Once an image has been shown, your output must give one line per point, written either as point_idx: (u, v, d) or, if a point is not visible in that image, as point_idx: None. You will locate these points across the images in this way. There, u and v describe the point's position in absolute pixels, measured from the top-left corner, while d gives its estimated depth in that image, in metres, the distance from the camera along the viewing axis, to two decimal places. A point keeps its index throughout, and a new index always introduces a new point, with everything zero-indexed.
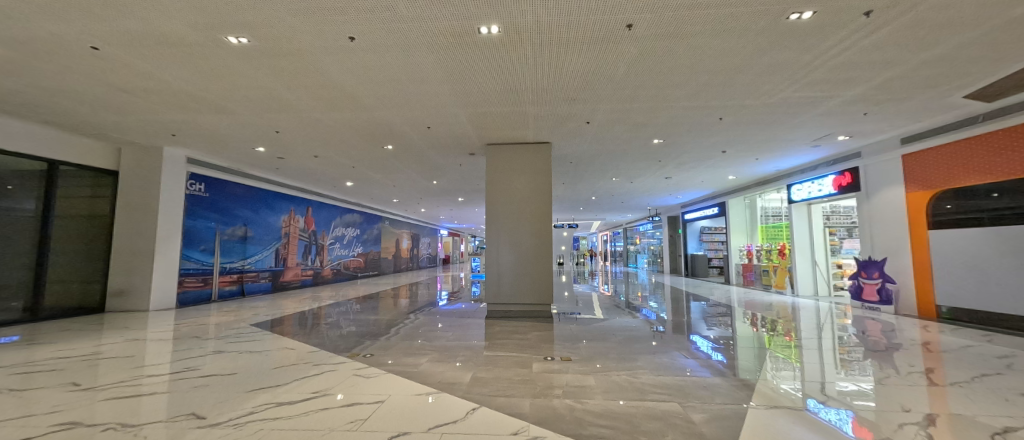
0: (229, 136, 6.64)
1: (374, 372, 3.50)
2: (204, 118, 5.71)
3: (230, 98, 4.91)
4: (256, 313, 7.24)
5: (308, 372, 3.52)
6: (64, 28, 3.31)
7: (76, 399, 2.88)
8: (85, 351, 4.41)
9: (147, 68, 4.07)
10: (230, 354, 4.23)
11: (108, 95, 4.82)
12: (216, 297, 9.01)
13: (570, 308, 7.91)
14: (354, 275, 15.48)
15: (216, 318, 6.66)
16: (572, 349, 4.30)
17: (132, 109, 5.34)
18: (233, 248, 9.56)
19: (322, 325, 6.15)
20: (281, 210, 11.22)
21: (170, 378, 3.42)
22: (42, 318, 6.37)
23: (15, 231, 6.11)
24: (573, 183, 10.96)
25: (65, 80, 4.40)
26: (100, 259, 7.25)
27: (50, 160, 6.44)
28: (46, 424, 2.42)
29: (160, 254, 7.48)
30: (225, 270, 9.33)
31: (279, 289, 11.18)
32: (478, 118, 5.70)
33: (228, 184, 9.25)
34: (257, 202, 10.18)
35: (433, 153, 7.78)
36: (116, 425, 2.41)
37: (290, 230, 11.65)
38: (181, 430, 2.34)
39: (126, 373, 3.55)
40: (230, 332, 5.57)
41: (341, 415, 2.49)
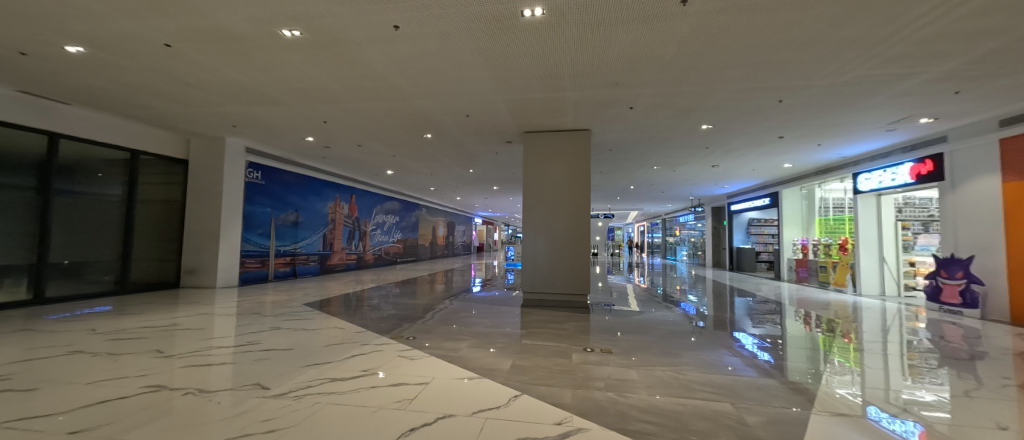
0: (282, 127, 7.02)
1: (417, 354, 3.63)
2: (258, 109, 6.06)
3: (281, 90, 5.16)
4: (306, 294, 7.74)
5: (356, 351, 3.72)
6: (140, 27, 3.60)
7: (159, 365, 3.22)
8: (163, 322, 4.90)
9: (210, 63, 4.35)
10: (284, 331, 4.54)
11: (176, 88, 5.22)
12: (272, 277, 9.73)
13: (605, 299, 7.77)
14: (393, 260, 16.12)
15: (272, 297, 7.20)
16: (611, 341, 4.22)
17: (197, 102, 5.77)
18: (287, 232, 10.22)
19: (365, 307, 6.48)
20: (328, 197, 11.81)
21: (235, 350, 3.73)
22: (129, 290, 7.19)
23: (105, 213, 6.90)
24: (611, 172, 10.66)
25: (142, 76, 4.81)
26: (175, 240, 8.02)
27: (131, 150, 7.18)
28: (137, 386, 2.73)
29: (224, 238, 8.14)
30: (279, 253, 10.02)
31: (327, 271, 11.90)
32: (517, 105, 5.63)
33: (281, 172, 9.85)
34: (306, 189, 10.78)
35: (471, 141, 7.82)
36: (194, 390, 2.68)
37: (336, 216, 12.26)
38: (247, 398, 2.54)
39: (198, 344, 3.92)
40: (284, 310, 5.99)
41: (389, 395, 2.59)
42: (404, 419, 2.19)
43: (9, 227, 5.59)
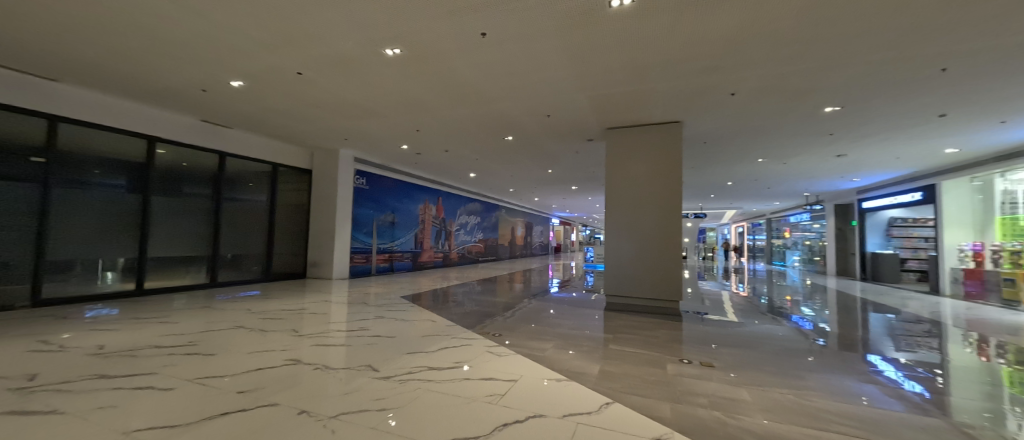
0: (383, 137, 7.84)
1: (505, 351, 3.73)
2: (364, 123, 6.86)
3: (383, 104, 5.76)
4: (402, 287, 8.51)
5: (448, 344, 3.95)
6: (280, 60, 4.33)
7: (294, 342, 3.84)
8: (294, 306, 5.83)
9: (330, 85, 5.06)
10: (386, 320, 5.05)
11: (303, 109, 6.19)
12: (374, 271, 10.91)
13: (698, 306, 7.10)
14: (476, 259, 16.90)
15: (375, 289, 8.08)
16: (711, 353, 3.81)
17: (318, 120, 6.75)
18: (386, 231, 11.36)
19: (452, 302, 6.89)
20: (419, 199, 12.85)
21: (349, 334, 4.27)
22: (271, 278, 8.75)
23: (254, 215, 8.49)
24: (705, 167, 9.71)
25: (280, 101, 5.80)
26: (302, 237, 9.50)
27: (272, 163, 8.72)
28: (280, 358, 3.29)
29: (338, 236, 9.38)
30: (380, 250, 11.18)
31: (418, 268, 12.95)
32: (600, 101, 5.46)
33: (381, 177, 11.01)
34: (401, 193, 11.87)
35: (551, 142, 7.80)
36: (321, 366, 3.12)
37: (426, 217, 13.27)
38: (361, 378, 2.87)
39: (320, 326, 4.58)
40: (384, 301, 6.67)
41: (480, 387, 2.70)
42: (497, 414, 2.24)
43: (192, 226, 7.34)
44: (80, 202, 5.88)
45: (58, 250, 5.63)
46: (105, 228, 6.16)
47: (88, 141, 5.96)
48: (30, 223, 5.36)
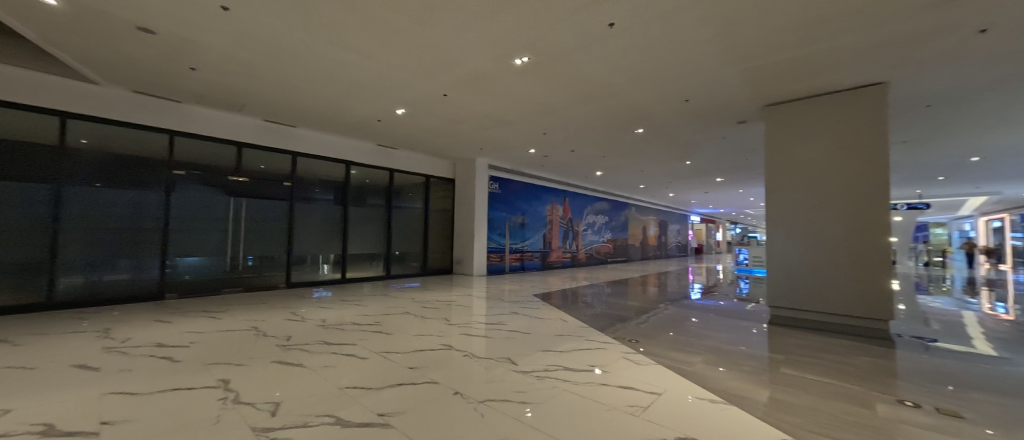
0: (513, 143, 8.32)
1: (644, 360, 3.46)
2: (496, 132, 7.40)
3: (513, 111, 6.09)
4: (533, 286, 8.86)
5: (583, 345, 3.89)
6: (429, 85, 5.02)
7: (446, 329, 4.38)
8: (444, 298, 6.67)
9: (468, 101, 5.62)
10: (520, 316, 5.30)
11: (447, 126, 7.04)
12: (507, 270, 11.65)
13: (917, 329, 5.27)
14: (604, 259, 16.40)
15: (509, 286, 8.62)
16: (952, 398, 2.74)
17: (458, 133, 7.59)
18: (517, 232, 12.00)
19: (582, 303, 6.80)
20: (546, 200, 13.17)
21: (489, 327, 4.64)
22: (427, 273, 10.27)
23: (413, 220, 10.10)
24: (924, 139, 7.17)
25: (429, 121, 6.74)
26: (449, 238, 10.86)
27: (424, 175, 10.23)
28: (436, 342, 3.79)
29: (477, 237, 10.38)
30: (512, 249, 11.87)
31: (547, 267, 13.26)
32: (755, 74, 4.59)
33: (511, 181, 11.70)
34: (529, 195, 12.39)
35: (689, 129, 6.96)
36: (468, 353, 3.45)
37: (553, 217, 13.51)
38: (502, 369, 3.05)
39: (465, 317, 5.11)
40: (518, 298, 7.04)
41: (620, 396, 2.56)
42: (641, 428, 2.07)
43: (373, 229, 9.22)
44: (309, 212, 8.07)
45: (299, 246, 7.86)
46: (324, 230, 8.31)
47: (313, 167, 8.14)
48: (283, 228, 7.66)
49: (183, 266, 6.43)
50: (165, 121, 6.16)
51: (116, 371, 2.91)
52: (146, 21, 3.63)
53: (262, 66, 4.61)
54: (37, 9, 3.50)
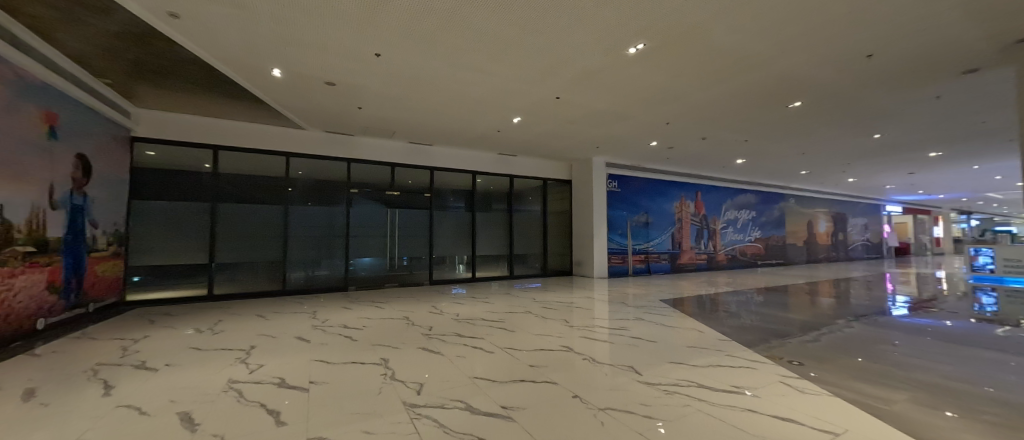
0: (632, 137, 7.84)
1: (810, 387, 2.80)
2: (613, 128, 7.10)
3: (629, 104, 5.77)
4: (661, 290, 8.14)
5: (723, 362, 3.38)
6: (542, 90, 5.16)
7: (567, 331, 4.39)
8: (565, 299, 6.69)
9: (581, 100, 5.56)
10: (646, 322, 4.93)
11: (562, 128, 7.10)
12: (631, 272, 10.96)
13: None
14: (751, 262, 14.01)
15: (633, 290, 8.11)
16: None
17: (573, 134, 7.57)
18: (640, 232, 11.21)
19: (724, 311, 5.93)
20: (673, 196, 11.96)
21: (611, 331, 4.45)
22: (547, 274, 10.52)
23: (533, 222, 10.47)
24: None
25: (544, 125, 6.91)
26: (568, 239, 10.88)
27: (542, 178, 10.51)
28: (556, 343, 3.82)
29: (596, 238, 10.12)
30: (635, 251, 11.12)
31: (678, 270, 11.97)
32: (982, 4, 3.30)
33: (632, 178, 11.04)
34: (653, 192, 11.45)
35: (871, 94, 5.41)
36: (588, 358, 3.39)
37: (683, 215, 12.17)
38: (625, 378, 2.88)
39: (586, 320, 5.03)
40: (644, 303, 6.57)
41: (775, 427, 2.13)
42: None
43: (498, 232, 9.90)
44: (445, 218, 9.17)
45: (438, 249, 9.01)
46: (457, 234, 9.31)
47: (447, 179, 9.23)
48: (425, 232, 8.89)
49: (358, 265, 8.10)
50: (343, 151, 7.88)
51: (317, 344, 3.84)
52: (328, 76, 4.71)
53: (405, 97, 5.47)
54: (268, 81, 4.92)
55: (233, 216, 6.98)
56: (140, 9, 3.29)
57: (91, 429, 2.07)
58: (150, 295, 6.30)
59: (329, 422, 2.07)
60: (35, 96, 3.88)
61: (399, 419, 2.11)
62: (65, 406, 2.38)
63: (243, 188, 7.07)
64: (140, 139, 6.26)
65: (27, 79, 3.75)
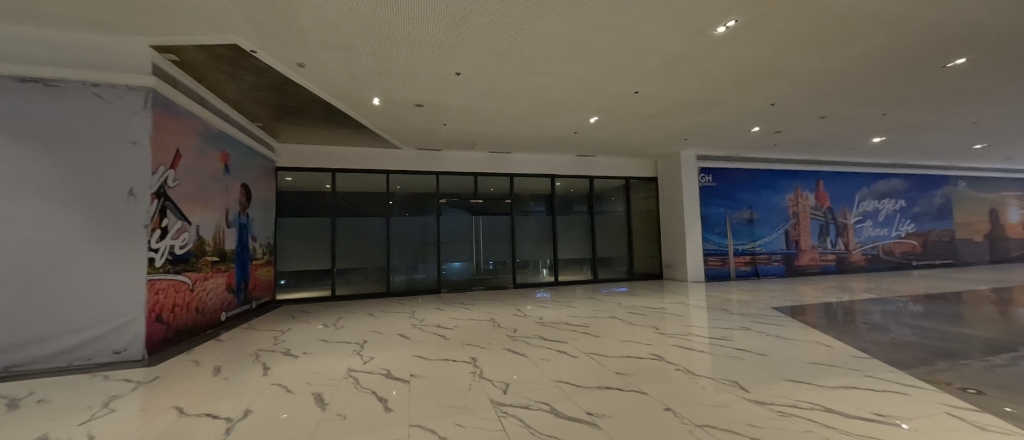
0: (727, 125, 7.05)
1: (996, 425, 2.17)
2: (704, 117, 6.48)
3: (723, 89, 5.20)
4: (773, 296, 7.09)
5: (861, 384, 2.81)
6: (621, 86, 4.96)
7: (659, 339, 4.10)
8: (656, 305, 6.26)
9: (665, 91, 5.20)
10: (755, 333, 4.35)
11: (644, 123, 6.71)
12: (734, 276, 9.70)
13: None
14: (899, 263, 11.40)
15: (738, 295, 7.22)
16: None
17: (657, 128, 7.10)
18: (743, 230, 9.87)
19: (861, 323, 4.91)
20: (785, 188, 10.31)
21: (711, 341, 4.03)
22: (634, 278, 10.00)
23: (617, 224, 10.07)
24: None
25: (625, 121, 6.62)
26: (656, 240, 10.22)
27: (625, 178, 10.07)
28: (646, 352, 3.61)
29: (689, 238, 9.29)
30: (739, 252, 9.82)
31: (796, 274, 10.19)
32: None
33: (731, 170, 9.87)
34: (758, 184, 10.04)
35: None
36: (684, 369, 3.13)
37: (799, 209, 10.40)
38: (728, 394, 2.59)
39: (681, 328, 4.63)
40: (752, 310, 5.81)
41: None
42: None
43: (580, 235, 9.76)
44: (526, 223, 9.36)
45: (521, 253, 9.23)
46: (539, 238, 9.43)
47: (526, 184, 9.42)
48: (508, 237, 9.19)
49: (449, 269, 8.73)
50: (432, 165, 8.61)
51: (416, 341, 4.24)
52: (418, 99, 5.22)
53: (484, 109, 5.77)
54: (371, 109, 5.63)
55: (348, 228, 8.10)
56: (278, 63, 4.09)
57: (255, 401, 2.61)
58: (291, 295, 7.65)
59: (427, 413, 2.28)
60: (215, 141, 5.07)
61: (487, 416, 2.22)
62: (237, 382, 3.03)
63: (354, 203, 8.18)
64: (281, 168, 7.69)
65: (210, 129, 4.92)
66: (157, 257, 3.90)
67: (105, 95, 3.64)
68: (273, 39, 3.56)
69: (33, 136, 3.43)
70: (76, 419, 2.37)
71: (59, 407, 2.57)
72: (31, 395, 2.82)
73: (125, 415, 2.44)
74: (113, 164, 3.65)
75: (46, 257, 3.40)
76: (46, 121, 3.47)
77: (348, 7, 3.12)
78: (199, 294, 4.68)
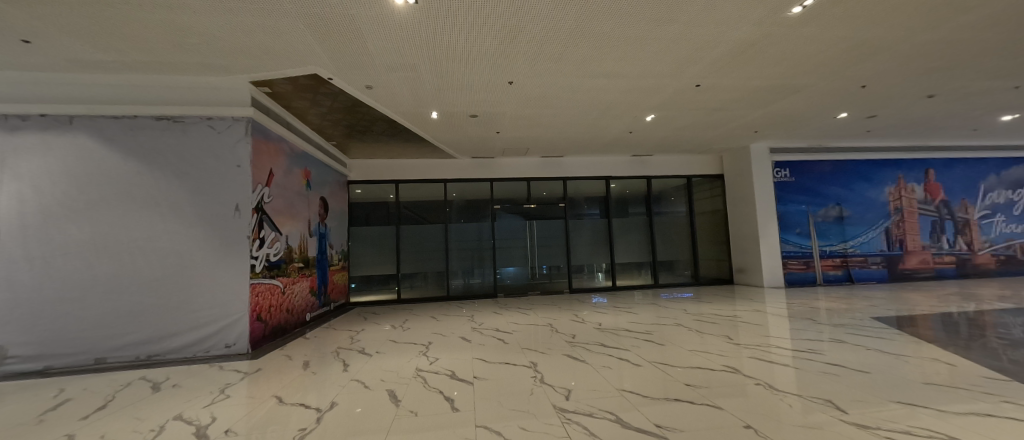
0: (806, 114, 6.36)
1: None
2: (778, 106, 5.92)
3: (800, 75, 4.71)
4: (873, 305, 6.19)
5: (1000, 412, 2.34)
6: (681, 81, 4.72)
7: (732, 350, 3.79)
8: (728, 312, 5.80)
9: (731, 82, 4.84)
10: (850, 346, 3.85)
11: (708, 117, 6.29)
12: (822, 281, 8.66)
13: None
14: None
15: (827, 303, 6.42)
16: None
17: (723, 121, 6.62)
18: (831, 229, 8.81)
19: (995, 338, 4.10)
20: (884, 180, 9.00)
21: (796, 354, 3.64)
22: (699, 283, 9.38)
23: (679, 225, 9.53)
24: None
25: (687, 117, 6.26)
26: (725, 242, 9.48)
27: (686, 176, 9.50)
28: (719, 363, 3.36)
29: (764, 239, 8.49)
30: (826, 254, 8.75)
31: (901, 279, 8.83)
32: None
33: (813, 163, 8.86)
34: (847, 176, 8.90)
35: None
36: (764, 384, 2.86)
37: (903, 204, 9.02)
38: (820, 414, 2.32)
39: (759, 339, 4.24)
40: (846, 320, 5.13)
41: None
42: None
43: (639, 238, 9.38)
44: (581, 226, 9.22)
45: (576, 257, 9.12)
46: (595, 242, 9.24)
47: (581, 187, 9.30)
48: (563, 241, 9.13)
49: (506, 274, 8.89)
50: (487, 173, 8.86)
51: (477, 344, 4.37)
52: (473, 110, 5.42)
53: (537, 115, 5.82)
54: (430, 123, 5.97)
55: (411, 235, 8.62)
56: (350, 87, 4.50)
57: (338, 394, 2.88)
58: (363, 297, 8.30)
59: (494, 415, 2.35)
60: (299, 161, 5.70)
61: (552, 421, 2.23)
62: (323, 377, 3.36)
63: (416, 212, 8.69)
64: (352, 181, 8.41)
65: (295, 150, 5.56)
66: (257, 263, 4.46)
67: (217, 126, 4.28)
68: (346, 65, 3.93)
69: (168, 165, 4.15)
70: (201, 402, 2.80)
71: (189, 391, 3.06)
72: (168, 380, 3.38)
73: (237, 400, 2.84)
74: (223, 185, 4.27)
75: (180, 265, 4.12)
76: (176, 152, 4.19)
77: (411, 31, 3.36)
78: (289, 297, 5.28)
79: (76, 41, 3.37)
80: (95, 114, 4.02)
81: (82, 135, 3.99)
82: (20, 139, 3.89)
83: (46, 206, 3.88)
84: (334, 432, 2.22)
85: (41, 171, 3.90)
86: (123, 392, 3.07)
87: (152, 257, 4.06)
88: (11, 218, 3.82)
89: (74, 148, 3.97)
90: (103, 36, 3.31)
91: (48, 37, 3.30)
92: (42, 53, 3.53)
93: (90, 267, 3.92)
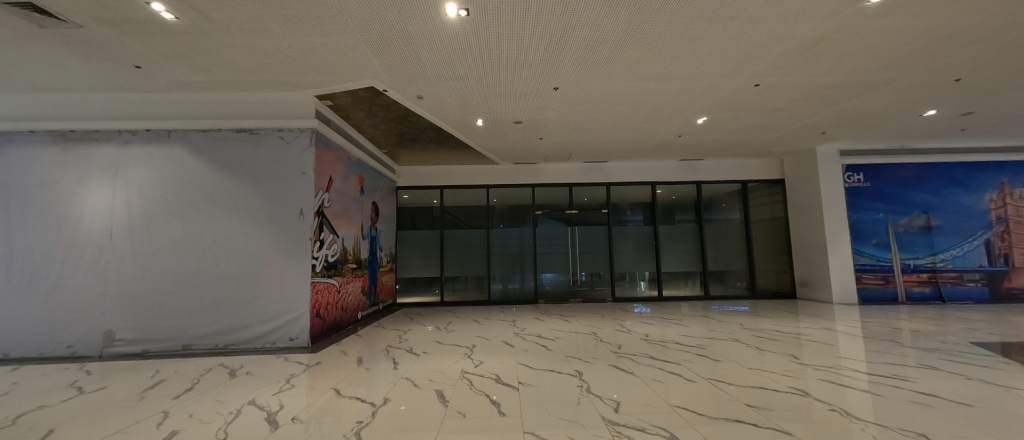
0: (884, 112, 5.74)
1: None
2: (849, 105, 5.41)
3: (877, 70, 4.28)
4: (970, 328, 5.39)
5: None
6: (737, 80, 4.46)
7: (799, 370, 3.48)
8: (790, 329, 5.34)
9: (795, 80, 4.49)
10: (944, 374, 3.38)
11: (767, 118, 5.90)
12: (904, 299, 7.71)
13: None
14: None
15: (910, 323, 5.71)
16: None
17: (784, 122, 6.17)
18: (916, 241, 7.84)
19: None
20: (983, 185, 7.87)
21: (876, 380, 3.26)
22: (756, 296, 8.73)
23: (732, 234, 8.96)
24: None
25: (744, 119, 5.90)
26: (786, 253, 8.76)
27: (741, 181, 8.94)
28: (784, 384, 3.10)
29: (833, 249, 7.74)
30: (909, 268, 7.80)
31: (1008, 300, 7.62)
32: None
33: (892, 166, 7.96)
34: (935, 181, 7.90)
35: None
36: (840, 410, 2.59)
37: (1008, 213, 7.81)
38: None
39: (830, 360, 3.85)
40: (935, 344, 4.52)
41: None
42: None
43: (688, 247, 8.93)
44: (625, 234, 8.96)
45: (620, 265, 8.86)
46: (640, 250, 8.92)
47: (625, 193, 9.06)
48: (606, 248, 8.92)
49: (547, 280, 8.84)
50: (529, 178, 8.89)
51: (520, 349, 4.38)
52: (517, 116, 5.49)
53: (582, 120, 5.78)
54: (476, 130, 6.11)
55: (455, 239, 8.85)
56: (403, 98, 4.73)
57: (390, 391, 3.01)
58: (409, 299, 8.63)
59: (542, 423, 2.33)
60: (354, 168, 6.07)
61: (602, 433, 2.17)
62: (375, 373, 3.53)
63: (460, 217, 8.92)
64: (401, 187, 8.82)
65: (351, 158, 5.93)
66: (317, 264, 4.79)
67: (286, 137, 4.68)
68: (400, 78, 4.16)
69: (244, 173, 4.60)
70: (271, 390, 3.05)
71: (259, 380, 3.33)
72: (241, 368, 3.71)
73: (300, 390, 3.06)
74: (290, 190, 4.64)
75: (253, 263, 4.53)
76: (251, 161, 4.63)
77: (462, 43, 3.48)
78: (343, 295, 5.60)
79: (175, 65, 3.86)
80: (187, 128, 4.57)
81: (177, 147, 4.55)
82: (129, 151, 4.51)
83: (148, 209, 4.45)
84: (388, 427, 2.32)
85: (144, 179, 4.48)
86: (205, 377, 3.41)
87: (230, 255, 4.51)
88: (121, 219, 4.42)
89: (171, 158, 4.53)
90: (197, 60, 3.76)
91: (154, 62, 3.80)
92: (149, 76, 4.08)
93: (180, 262, 4.43)
